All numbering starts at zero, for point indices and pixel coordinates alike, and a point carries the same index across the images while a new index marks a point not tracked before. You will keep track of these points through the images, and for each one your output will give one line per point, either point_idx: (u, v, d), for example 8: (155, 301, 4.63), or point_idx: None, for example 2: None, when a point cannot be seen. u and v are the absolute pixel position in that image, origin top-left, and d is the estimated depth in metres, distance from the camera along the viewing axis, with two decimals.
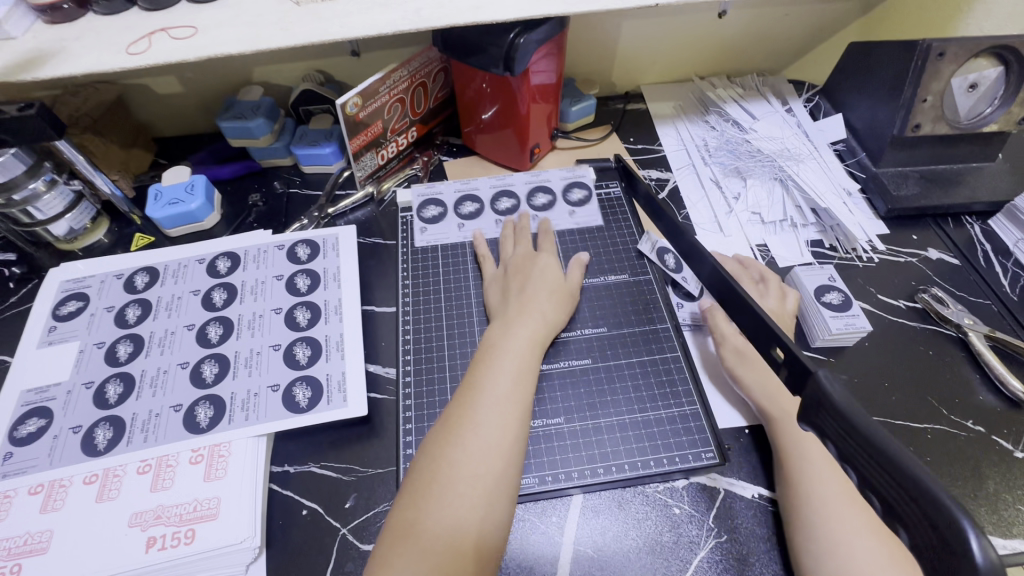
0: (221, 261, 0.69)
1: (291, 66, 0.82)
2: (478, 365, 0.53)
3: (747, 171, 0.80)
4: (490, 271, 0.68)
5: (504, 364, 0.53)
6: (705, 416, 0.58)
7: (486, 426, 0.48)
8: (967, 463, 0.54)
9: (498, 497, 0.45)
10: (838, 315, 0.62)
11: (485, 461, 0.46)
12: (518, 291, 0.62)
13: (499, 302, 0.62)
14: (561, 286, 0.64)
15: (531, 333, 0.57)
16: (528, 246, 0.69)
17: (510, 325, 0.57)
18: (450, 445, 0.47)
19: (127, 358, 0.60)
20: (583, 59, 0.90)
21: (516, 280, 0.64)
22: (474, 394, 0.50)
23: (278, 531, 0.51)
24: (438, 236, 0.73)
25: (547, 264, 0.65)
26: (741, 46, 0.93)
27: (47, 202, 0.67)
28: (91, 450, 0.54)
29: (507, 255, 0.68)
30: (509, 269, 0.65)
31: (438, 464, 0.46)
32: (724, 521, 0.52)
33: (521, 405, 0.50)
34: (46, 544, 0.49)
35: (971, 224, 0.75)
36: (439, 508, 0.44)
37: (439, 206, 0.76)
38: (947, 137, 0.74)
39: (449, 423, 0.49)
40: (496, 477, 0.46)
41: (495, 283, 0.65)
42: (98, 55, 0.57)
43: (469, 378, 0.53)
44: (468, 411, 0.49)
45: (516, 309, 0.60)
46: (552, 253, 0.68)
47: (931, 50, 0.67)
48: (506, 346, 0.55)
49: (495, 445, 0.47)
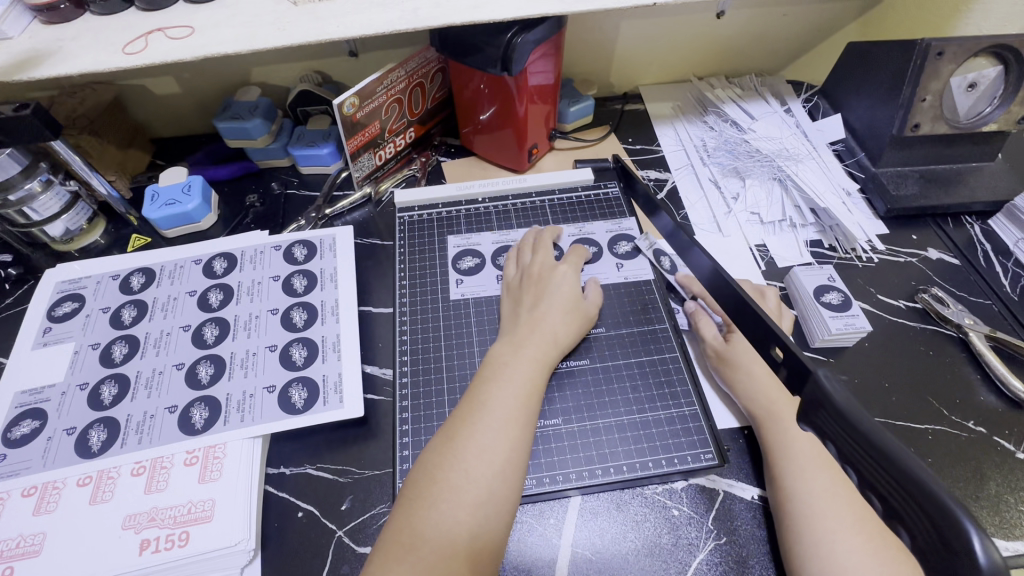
0: (217, 261, 0.68)
1: (289, 66, 0.82)
2: (481, 381, 0.53)
3: (746, 171, 0.79)
4: (511, 275, 0.66)
5: (507, 380, 0.52)
6: (704, 416, 0.57)
7: (485, 442, 0.47)
8: (969, 464, 0.54)
9: (494, 515, 0.45)
10: (838, 316, 0.62)
11: (483, 480, 0.46)
12: (531, 306, 0.60)
13: (509, 316, 0.61)
14: (578, 308, 0.61)
15: (540, 352, 0.56)
16: (548, 256, 0.65)
17: (518, 341, 0.56)
18: (449, 461, 0.46)
19: (123, 359, 0.60)
20: (581, 59, 0.90)
21: (530, 293, 0.61)
22: (474, 408, 0.50)
23: (273, 533, 0.51)
24: (475, 288, 0.68)
25: (565, 278, 0.62)
26: (739, 46, 0.93)
27: (43, 203, 0.67)
28: (85, 452, 0.53)
29: (528, 261, 0.65)
30: (525, 276, 0.64)
31: (435, 478, 0.46)
32: (724, 523, 0.52)
33: (523, 422, 0.50)
34: (39, 547, 0.48)
35: (970, 223, 0.75)
36: (434, 523, 0.43)
37: (476, 257, 0.71)
38: (947, 137, 0.74)
39: (448, 435, 0.49)
40: (494, 495, 0.45)
41: (510, 291, 0.64)
42: (94, 55, 0.57)
43: (471, 391, 0.52)
44: (467, 424, 0.49)
45: (526, 326, 0.58)
46: (575, 265, 0.65)
47: (931, 49, 0.67)
48: (509, 360, 0.54)
49: (494, 462, 0.47)
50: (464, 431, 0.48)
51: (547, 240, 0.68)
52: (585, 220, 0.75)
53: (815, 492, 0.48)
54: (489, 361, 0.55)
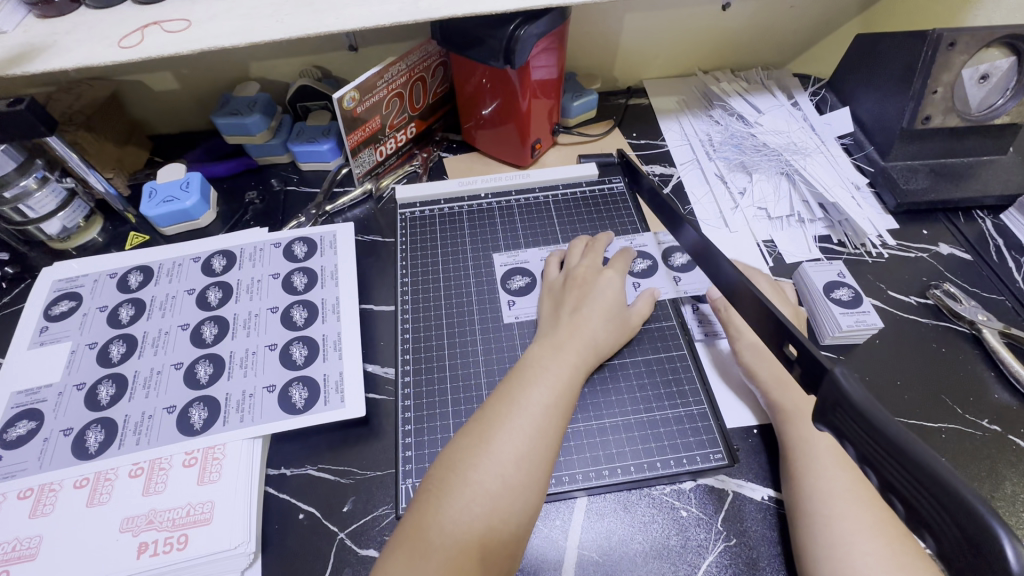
0: (216, 260, 0.67)
1: (288, 61, 0.81)
2: (517, 379, 0.52)
3: (755, 166, 0.78)
4: (551, 275, 0.65)
5: (544, 381, 0.51)
6: (712, 415, 0.56)
7: (522, 449, 0.47)
8: (984, 463, 0.53)
9: (521, 526, 0.44)
10: (848, 312, 0.61)
11: (516, 490, 0.45)
12: (572, 310, 0.58)
13: (550, 317, 0.59)
14: (620, 316, 0.59)
15: (579, 358, 0.54)
16: (595, 259, 0.65)
17: (557, 343, 0.55)
18: (479, 455, 0.46)
19: (120, 358, 0.59)
20: (584, 53, 0.88)
21: (573, 296, 0.60)
22: (511, 411, 0.49)
23: (273, 535, 0.50)
24: (528, 311, 0.64)
25: (611, 284, 0.61)
26: (744, 40, 0.91)
27: (39, 200, 0.66)
28: (82, 454, 0.52)
29: (572, 263, 0.65)
30: (569, 278, 0.62)
31: (467, 480, 0.44)
32: (734, 524, 0.50)
33: (554, 429, 0.49)
34: (35, 550, 0.47)
35: (982, 218, 0.73)
36: (457, 525, 0.42)
37: (526, 277, 0.68)
38: (958, 130, 0.73)
39: (478, 434, 0.48)
40: (522, 507, 0.45)
41: (550, 292, 0.62)
42: (89, 49, 0.56)
43: (504, 391, 0.51)
44: (502, 427, 0.48)
45: (566, 330, 0.56)
46: (620, 271, 0.63)
47: (942, 39, 0.65)
48: (547, 364, 0.53)
49: (531, 471, 0.46)
50: (496, 433, 0.47)
51: (598, 243, 0.67)
52: (635, 232, 0.72)
53: (828, 490, 0.47)
54: (526, 360, 0.54)
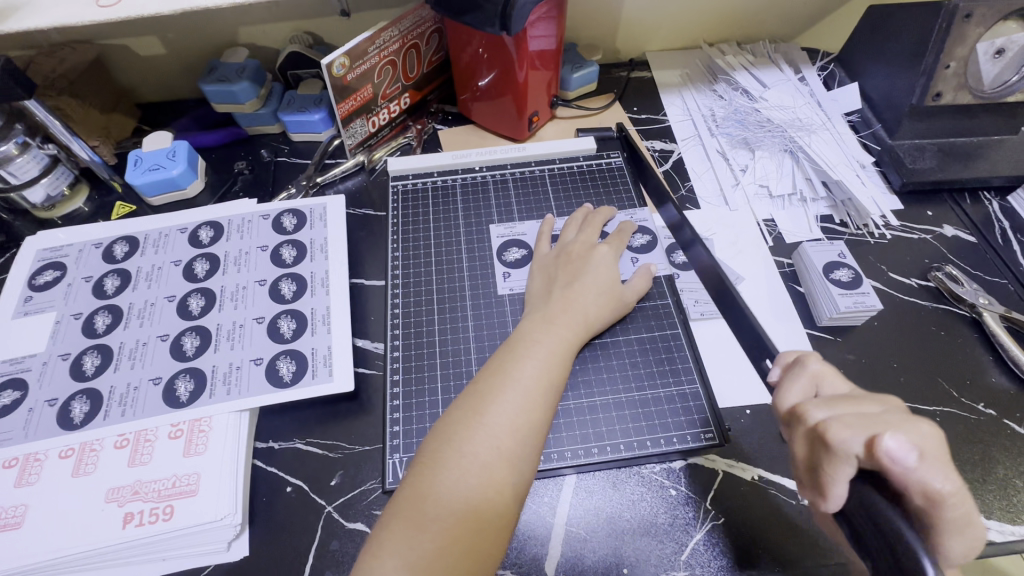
0: (202, 231, 0.66)
1: (277, 25, 0.78)
2: (509, 352, 0.51)
3: (757, 142, 0.76)
4: (544, 250, 0.63)
5: (537, 354, 0.51)
6: (705, 395, 0.56)
7: (515, 420, 0.46)
8: (976, 446, 0.52)
9: (516, 495, 0.44)
10: (847, 293, 0.59)
11: (510, 460, 0.44)
12: (564, 285, 0.57)
13: (540, 292, 0.58)
14: (614, 290, 0.58)
15: (572, 333, 0.54)
16: (592, 233, 0.63)
17: (551, 317, 0.54)
18: (473, 427, 0.45)
19: (105, 330, 0.58)
20: (587, 23, 0.85)
21: (564, 272, 0.59)
22: (503, 382, 0.48)
23: (261, 508, 0.50)
24: (522, 283, 0.63)
25: (603, 259, 0.60)
26: (754, 11, 0.88)
27: (21, 165, 0.64)
28: (67, 424, 0.52)
29: (568, 238, 0.63)
30: (562, 253, 0.61)
31: (461, 451, 0.44)
32: (722, 503, 0.50)
33: (548, 401, 0.48)
34: (20, 519, 0.47)
35: (988, 199, 0.71)
36: (453, 496, 0.42)
37: (522, 249, 0.66)
38: (969, 107, 0.70)
39: (470, 406, 0.47)
40: (518, 477, 0.44)
41: (542, 267, 0.61)
42: (66, 8, 0.53)
43: (497, 364, 0.50)
44: (495, 398, 0.47)
45: (559, 304, 0.55)
46: (616, 247, 0.62)
47: (958, 10, 0.62)
48: (540, 336, 0.52)
49: (524, 441, 0.46)
50: (489, 405, 0.47)
51: (595, 216, 0.66)
52: (631, 207, 0.70)
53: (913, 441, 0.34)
54: (518, 334, 0.53)
